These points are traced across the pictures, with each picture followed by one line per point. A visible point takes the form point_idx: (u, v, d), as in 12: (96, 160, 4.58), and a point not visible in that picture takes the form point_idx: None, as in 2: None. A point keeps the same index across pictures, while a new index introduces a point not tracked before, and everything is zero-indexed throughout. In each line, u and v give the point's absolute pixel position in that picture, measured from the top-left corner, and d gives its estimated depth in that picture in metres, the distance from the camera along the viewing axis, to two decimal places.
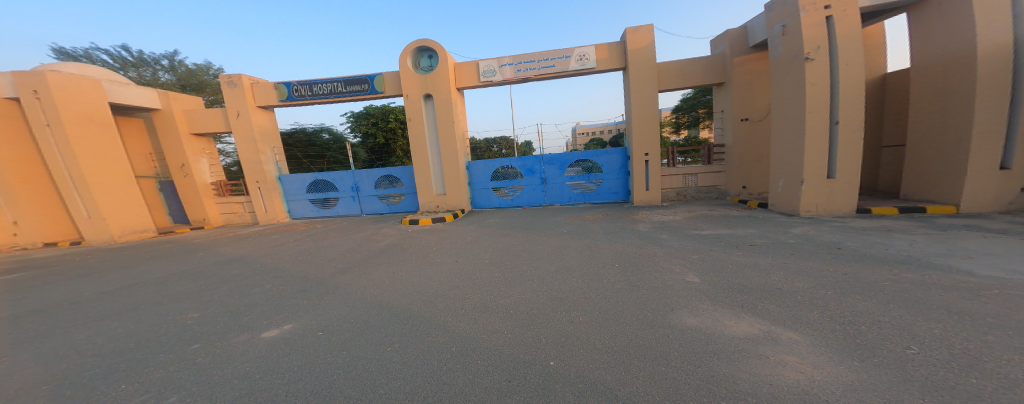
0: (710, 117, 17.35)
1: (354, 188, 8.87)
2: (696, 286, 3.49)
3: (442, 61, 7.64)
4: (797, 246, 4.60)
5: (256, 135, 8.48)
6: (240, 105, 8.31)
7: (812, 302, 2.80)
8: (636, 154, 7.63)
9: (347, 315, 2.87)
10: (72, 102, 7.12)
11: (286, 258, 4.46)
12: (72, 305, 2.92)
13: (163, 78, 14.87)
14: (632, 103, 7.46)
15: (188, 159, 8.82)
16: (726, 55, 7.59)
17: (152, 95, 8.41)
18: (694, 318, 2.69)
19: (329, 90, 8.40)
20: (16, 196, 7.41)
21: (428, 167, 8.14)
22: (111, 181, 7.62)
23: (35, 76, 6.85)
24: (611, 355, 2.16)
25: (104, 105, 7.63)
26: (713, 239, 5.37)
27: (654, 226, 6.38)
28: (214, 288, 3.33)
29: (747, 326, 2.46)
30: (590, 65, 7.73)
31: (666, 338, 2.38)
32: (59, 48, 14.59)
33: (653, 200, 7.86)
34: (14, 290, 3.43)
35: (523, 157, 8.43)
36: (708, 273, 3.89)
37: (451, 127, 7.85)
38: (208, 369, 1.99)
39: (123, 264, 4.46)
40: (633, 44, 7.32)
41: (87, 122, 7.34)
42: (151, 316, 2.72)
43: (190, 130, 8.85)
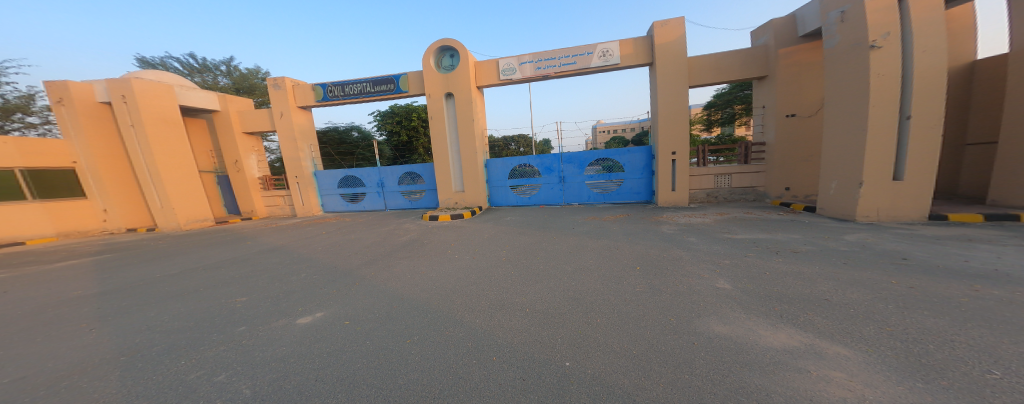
0: (748, 114, 15.86)
1: (379, 184, 9.38)
2: (726, 293, 3.32)
3: (463, 60, 7.77)
4: (849, 254, 4.18)
5: (296, 133, 9.21)
6: (283, 106, 9.06)
7: (868, 317, 2.56)
8: (662, 153, 7.26)
9: (372, 306, 3.13)
10: (151, 105, 8.20)
11: (319, 249, 4.88)
12: (146, 287, 3.42)
13: (222, 82, 16.52)
14: (660, 100, 7.05)
15: (240, 155, 9.80)
16: (770, 46, 6.93)
17: (212, 98, 9.46)
18: (723, 326, 2.59)
19: (359, 91, 8.86)
20: (106, 187, 8.65)
21: (447, 165, 8.37)
22: (178, 175, 8.69)
23: (123, 83, 7.97)
24: (630, 359, 2.16)
25: (174, 108, 8.70)
26: (748, 244, 5.02)
27: (680, 228, 6.11)
28: (257, 275, 3.76)
29: (787, 338, 2.32)
30: (613, 61, 7.44)
31: (691, 345, 2.33)
32: (141, 58, 16.77)
33: (680, 202, 7.46)
34: (105, 270, 4.12)
35: (541, 155, 8.39)
36: (740, 279, 3.68)
37: (470, 125, 7.98)
38: (251, 351, 2.29)
39: (185, 250, 5.14)
40: (661, 38, 6.90)
41: (161, 122, 8.41)
42: (206, 299, 3.14)
43: (242, 129, 9.82)
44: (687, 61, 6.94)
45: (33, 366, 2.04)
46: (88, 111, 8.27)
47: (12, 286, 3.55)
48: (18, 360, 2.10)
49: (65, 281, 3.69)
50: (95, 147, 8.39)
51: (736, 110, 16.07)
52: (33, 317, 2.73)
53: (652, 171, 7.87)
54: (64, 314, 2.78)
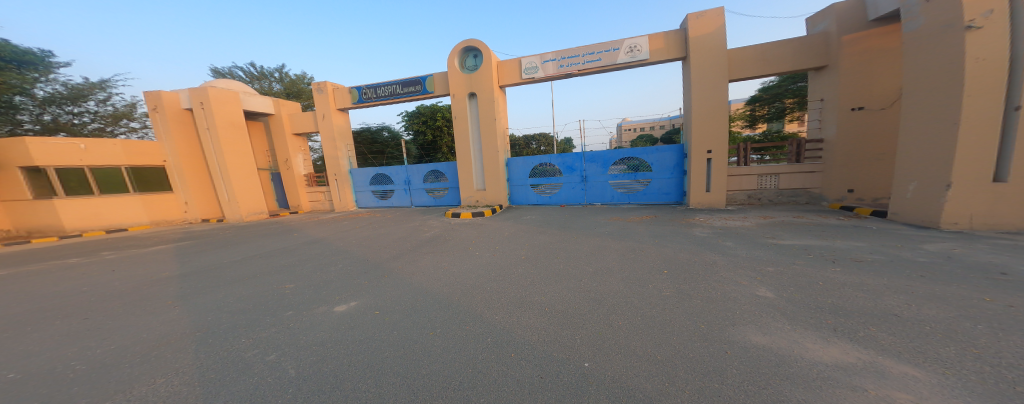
0: (802, 109, 13.30)
1: (406, 182, 9.93)
2: (767, 302, 3.12)
3: (486, 60, 7.88)
4: (927, 266, 3.65)
5: (335, 134, 9.98)
6: (325, 108, 9.85)
7: (948, 336, 2.26)
8: (695, 152, 6.82)
9: (398, 297, 3.43)
10: (222, 110, 9.44)
11: (354, 242, 5.37)
12: (216, 271, 4.07)
13: (275, 88, 18.25)
14: (694, 97, 6.65)
15: (290, 154, 10.85)
16: (831, 33, 6.19)
17: (269, 102, 10.57)
18: (761, 336, 2.46)
19: (389, 93, 9.32)
20: (187, 183, 10.07)
21: (470, 163, 8.61)
22: (241, 173, 9.88)
23: (200, 91, 9.23)
24: (653, 364, 2.17)
25: (239, 112, 9.88)
26: (797, 251, 4.59)
27: (715, 232, 5.75)
28: (302, 264, 4.27)
29: (840, 353, 2.13)
30: (642, 57, 7.06)
31: (723, 354, 2.25)
32: (214, 68, 19.10)
33: (715, 203, 6.94)
34: (186, 254, 4.95)
35: (563, 154, 8.31)
36: (785, 288, 3.41)
37: (492, 125, 8.12)
38: (297, 334, 2.66)
39: (246, 239, 5.92)
40: (695, 31, 6.49)
41: (229, 126, 9.61)
42: (262, 284, 3.67)
43: (292, 131, 10.87)
44: (727, 54, 6.45)
45: (134, 336, 2.58)
46: (175, 116, 9.71)
47: (121, 265, 4.38)
48: (125, 330, 2.65)
49: (158, 262, 4.51)
50: (180, 148, 9.83)
51: (786, 104, 13.49)
52: (135, 293, 3.39)
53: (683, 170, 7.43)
54: (156, 292, 3.41)
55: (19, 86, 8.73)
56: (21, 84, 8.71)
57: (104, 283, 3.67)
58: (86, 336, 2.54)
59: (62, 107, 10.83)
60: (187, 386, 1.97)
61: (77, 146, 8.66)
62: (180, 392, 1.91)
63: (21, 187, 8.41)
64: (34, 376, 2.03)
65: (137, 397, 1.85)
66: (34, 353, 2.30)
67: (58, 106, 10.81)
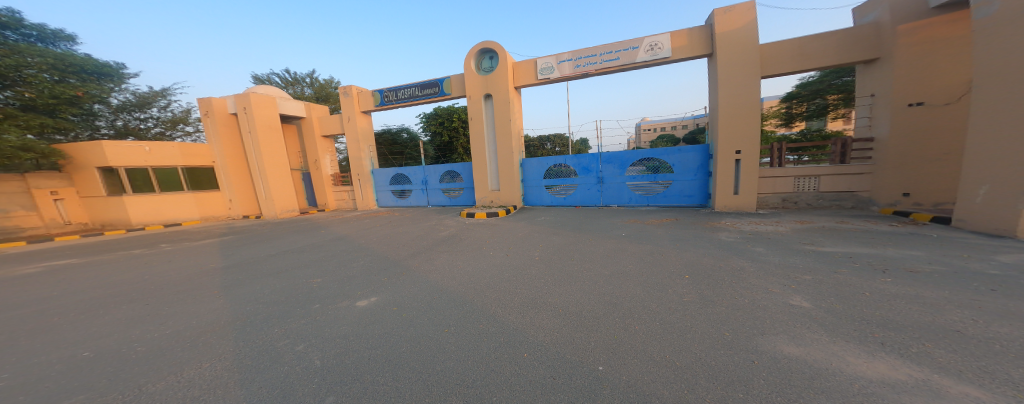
0: (849, 106, 11.45)
1: (424, 182, 10.28)
2: (803, 312, 2.93)
3: (502, 61, 8.12)
4: (998, 280, 3.24)
5: (359, 135, 10.48)
6: (350, 110, 10.37)
7: (1021, 357, 2.02)
8: (723, 152, 6.68)
9: (416, 294, 3.62)
10: (261, 115, 10.27)
11: (375, 239, 5.67)
12: (254, 264, 4.49)
13: (306, 92, 19.41)
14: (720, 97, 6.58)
15: (318, 155, 11.54)
16: (884, 22, 5.82)
17: (301, 106, 11.32)
18: (794, 347, 2.33)
19: (409, 95, 9.76)
20: (231, 182, 11.03)
21: (485, 164, 8.89)
22: (276, 173, 10.68)
23: (243, 97, 10.08)
24: (672, 370, 2.14)
25: (275, 116, 10.65)
26: (840, 259, 4.22)
27: (742, 238, 5.47)
28: (329, 259, 4.60)
29: (888, 369, 1.96)
30: (663, 55, 7.07)
31: (750, 363, 2.16)
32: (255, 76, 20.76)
33: (746, 206, 6.72)
34: (229, 248, 5.51)
35: (578, 155, 8.37)
36: (824, 298, 3.17)
37: (507, 125, 8.35)
38: (324, 326, 2.91)
39: (279, 235, 6.45)
40: (723, 27, 6.41)
41: (267, 129, 10.42)
42: (294, 277, 4.01)
43: (321, 133, 11.56)
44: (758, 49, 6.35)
45: (186, 321, 2.95)
46: (222, 121, 10.65)
47: (176, 256, 4.96)
48: (178, 317, 3.03)
49: (206, 255, 5.05)
50: (226, 150, 10.79)
51: (830, 101, 11.80)
52: (188, 282, 3.86)
53: (708, 172, 7.26)
54: (205, 282, 3.86)
55: (98, 95, 9.92)
56: (100, 93, 9.88)
57: (163, 272, 4.20)
58: (146, 321, 2.94)
59: (132, 114, 12.25)
60: (227, 371, 2.23)
61: (142, 149, 9.72)
62: (222, 376, 2.16)
63: (97, 186, 9.57)
64: (107, 355, 2.40)
65: (186, 379, 2.13)
66: (106, 333, 2.71)
67: (129, 112, 12.24)
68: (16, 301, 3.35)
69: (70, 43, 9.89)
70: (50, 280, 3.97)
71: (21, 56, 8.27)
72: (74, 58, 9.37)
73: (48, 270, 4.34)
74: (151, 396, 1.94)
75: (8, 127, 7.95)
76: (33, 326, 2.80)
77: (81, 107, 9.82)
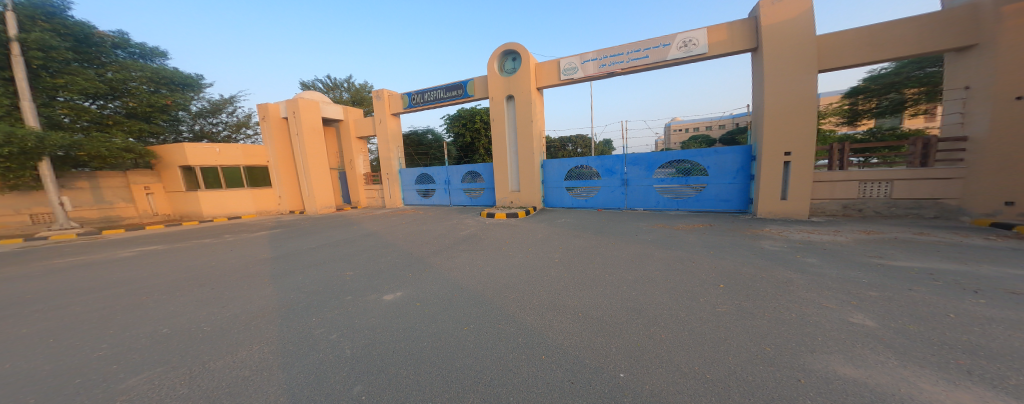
0: (933, 101, 8.15)
1: (446, 182, 10.72)
2: (865, 331, 2.59)
3: (525, 63, 8.38)
4: None
5: (389, 137, 11.12)
6: (381, 113, 11.04)
7: None
8: (770, 154, 6.35)
9: (438, 291, 3.81)
10: (308, 118, 11.44)
11: (400, 236, 6.04)
12: (298, 255, 5.02)
13: (344, 96, 20.96)
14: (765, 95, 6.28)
15: (353, 156, 12.45)
16: (983, 1, 5.12)
17: (339, 109, 12.33)
18: (851, 369, 2.08)
19: (435, 97, 10.23)
20: (281, 180, 12.27)
21: (506, 165, 9.13)
22: (318, 172, 11.74)
23: (292, 102, 11.23)
24: (700, 382, 2.04)
25: (316, 119, 11.71)
26: (918, 275, 3.65)
27: (789, 247, 4.99)
28: (360, 254, 5.01)
29: (976, 401, 1.67)
30: (698, 51, 6.95)
31: (796, 382, 1.97)
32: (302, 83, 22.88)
33: (795, 213, 6.28)
34: (277, 240, 6.18)
35: (602, 157, 8.43)
36: (893, 318, 2.77)
37: (529, 126, 8.53)
38: (354, 317, 3.19)
39: (318, 230, 7.09)
40: (769, 20, 6.12)
41: (311, 131, 11.51)
42: (331, 269, 4.43)
43: (356, 134, 12.48)
44: (815, 40, 5.94)
45: (243, 306, 3.41)
46: (275, 124, 11.87)
47: (235, 246, 5.70)
48: (237, 301, 3.52)
49: (258, 245, 5.73)
50: (277, 151, 12.05)
51: (907, 96, 8.52)
52: (245, 270, 4.43)
53: (749, 175, 7.01)
54: (258, 270, 4.41)
55: (184, 103, 11.43)
56: (184, 102, 11.35)
57: (225, 260, 4.85)
58: (212, 303, 3.45)
59: (206, 119, 14.37)
60: (274, 354, 2.55)
61: (213, 150, 11.17)
62: (269, 359, 2.48)
63: (178, 182, 11.05)
64: (182, 332, 2.88)
65: (241, 359, 2.48)
66: (180, 313, 3.24)
67: (204, 118, 14.32)
68: (119, 280, 4.09)
69: (163, 58, 11.52)
70: (140, 263, 4.76)
71: (123, 72, 9.88)
72: (164, 72, 10.88)
73: (139, 255, 5.22)
74: (210, 373, 2.29)
75: (115, 132, 9.68)
76: (127, 304, 3.42)
77: (170, 114, 11.35)
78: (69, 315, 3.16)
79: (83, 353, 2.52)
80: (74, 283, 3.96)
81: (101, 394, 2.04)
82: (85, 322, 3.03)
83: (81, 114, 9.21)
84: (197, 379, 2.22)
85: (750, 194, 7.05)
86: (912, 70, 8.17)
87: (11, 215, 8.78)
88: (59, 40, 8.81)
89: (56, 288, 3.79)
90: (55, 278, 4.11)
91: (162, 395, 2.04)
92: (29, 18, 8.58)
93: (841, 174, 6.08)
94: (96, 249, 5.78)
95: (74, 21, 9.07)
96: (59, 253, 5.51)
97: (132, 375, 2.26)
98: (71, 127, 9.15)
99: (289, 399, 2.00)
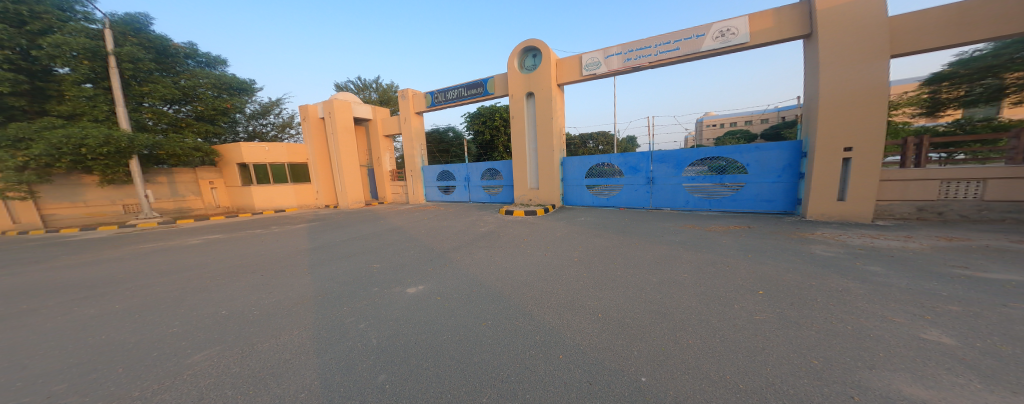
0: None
1: (467, 179, 10.96)
2: (941, 350, 2.24)
3: (546, 59, 8.30)
4: None
5: (413, 135, 11.52)
6: (406, 112, 11.46)
7: None
8: (827, 149, 5.72)
9: (458, 286, 3.95)
10: (341, 118, 12.27)
11: (423, 231, 6.31)
12: (332, 247, 5.45)
13: (373, 96, 22.06)
14: (820, 84, 5.69)
15: (380, 153, 13.10)
16: None
17: (369, 109, 13.03)
18: (919, 390, 1.82)
19: (456, 96, 10.42)
20: (319, 176, 13.30)
21: (525, 163, 9.08)
22: (349, 169, 12.57)
23: (328, 103, 12.09)
24: (730, 392, 1.92)
25: (348, 118, 12.49)
26: (1016, 288, 3.09)
27: (845, 252, 4.44)
28: (386, 247, 5.33)
29: None
30: (737, 41, 6.61)
31: (848, 401, 1.77)
32: (337, 85, 24.49)
33: (855, 215, 5.63)
34: (315, 232, 6.73)
35: (626, 154, 8.11)
36: (979, 336, 2.38)
37: (549, 123, 8.46)
38: (380, 308, 3.42)
39: (349, 223, 7.61)
40: (824, 3, 5.60)
41: (343, 130, 12.34)
42: (361, 261, 4.77)
43: (383, 133, 13.13)
44: (885, 16, 5.21)
45: (286, 293, 3.80)
46: (313, 123, 12.83)
47: (279, 237, 6.30)
48: (281, 288, 3.93)
49: (297, 237, 6.28)
50: (315, 148, 13.06)
51: (1009, 82, 5.67)
52: (288, 259, 4.91)
53: (797, 173, 6.39)
54: (299, 260, 4.87)
55: (241, 106, 12.87)
56: (241, 105, 12.71)
57: (271, 250, 5.39)
58: (261, 289, 3.89)
59: (257, 120, 15.93)
60: (310, 340, 2.82)
61: (264, 148, 12.31)
62: (304, 343, 2.76)
63: (235, 178, 12.45)
64: (237, 315, 3.28)
65: (284, 342, 2.78)
66: (236, 297, 3.70)
67: (256, 120, 15.89)
68: (187, 265, 4.71)
69: (224, 65, 12.89)
70: (202, 251, 5.43)
71: (193, 80, 11.30)
72: (226, 78, 12.22)
73: (204, 243, 5.99)
74: (258, 354, 2.60)
75: (186, 133, 11.12)
76: (195, 287, 3.96)
77: (230, 116, 12.78)
78: (151, 295, 3.73)
79: (160, 329, 2.98)
80: (155, 266, 4.65)
81: (174, 367, 2.41)
82: (163, 302, 3.56)
83: (161, 118, 10.58)
84: (247, 358, 2.54)
85: (798, 194, 6.43)
86: (1017, 51, 5.25)
87: (109, 205, 10.42)
88: (144, 53, 10.24)
89: (142, 271, 4.49)
90: (139, 263, 4.83)
91: (219, 372, 2.35)
92: (122, 34, 10.03)
93: (918, 171, 5.34)
94: (170, 236, 6.70)
95: (155, 35, 10.52)
96: (143, 240, 6.46)
97: (197, 352, 2.63)
98: (154, 129, 10.48)
99: (322, 384, 2.20)
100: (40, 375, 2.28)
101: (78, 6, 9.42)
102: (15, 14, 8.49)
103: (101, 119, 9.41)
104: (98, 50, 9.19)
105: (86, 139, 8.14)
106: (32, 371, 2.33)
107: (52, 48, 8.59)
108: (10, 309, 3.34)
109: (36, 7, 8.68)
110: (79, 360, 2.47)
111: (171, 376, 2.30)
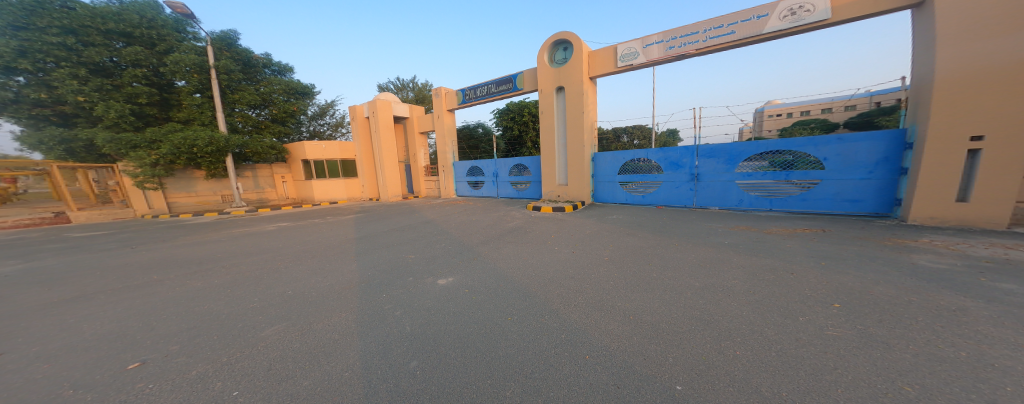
0: None
1: (496, 174, 11.09)
2: None
3: (578, 51, 7.86)
4: None
5: (444, 131, 11.89)
6: (439, 109, 11.85)
7: None
8: (945, 138, 4.55)
9: (485, 280, 4.07)
10: (383, 117, 13.26)
11: (453, 225, 6.61)
12: (375, 237, 6.00)
13: (409, 96, 23.28)
14: (937, 58, 4.52)
15: (416, 149, 13.91)
16: None
17: (406, 108, 13.88)
18: None
19: (485, 92, 10.46)
20: (365, 172, 14.56)
21: (554, 159, 8.81)
22: (389, 165, 13.57)
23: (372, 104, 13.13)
24: None
25: (388, 117, 13.43)
26: None
27: (965, 264, 3.52)
28: (419, 240, 5.70)
29: None
30: (811, 19, 5.66)
31: None
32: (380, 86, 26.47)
33: (984, 218, 4.45)
34: (363, 223, 7.45)
35: (666, 149, 7.44)
36: None
37: (580, 118, 8.06)
38: (415, 297, 3.68)
39: (389, 216, 8.25)
40: None
41: (384, 128, 13.31)
42: (399, 251, 5.16)
43: (419, 130, 13.92)
44: None
45: (338, 278, 4.29)
46: (359, 123, 14.05)
47: (334, 227, 7.11)
48: (335, 273, 4.46)
49: (347, 227, 7.03)
50: (362, 146, 14.33)
51: None
52: (339, 247, 5.54)
53: (896, 168, 5.25)
54: (348, 248, 5.45)
55: (305, 109, 14.52)
56: (305, 108, 14.35)
57: (326, 238, 6.11)
58: (319, 273, 4.46)
59: (317, 121, 18.05)
60: (354, 322, 3.17)
61: (322, 146, 13.88)
62: (348, 325, 3.12)
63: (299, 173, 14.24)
64: (299, 295, 3.82)
65: (333, 322, 3.18)
66: (300, 279, 4.30)
67: (316, 120, 18.04)
68: (262, 249, 5.58)
69: (292, 72, 14.54)
70: (273, 237, 6.36)
71: (269, 87, 13.10)
72: (293, 83, 13.82)
73: (276, 230, 7.02)
74: (314, 332, 3.01)
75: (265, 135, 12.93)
76: (270, 268, 4.69)
77: (297, 118, 14.51)
78: (239, 273, 4.52)
79: (244, 304, 3.61)
80: (240, 249, 5.58)
81: (252, 338, 2.91)
82: (247, 279, 4.29)
83: (248, 120, 12.48)
84: (306, 335, 2.95)
85: (897, 193, 5.28)
86: None
87: (212, 195, 12.90)
88: (235, 65, 12.19)
89: (232, 252, 5.43)
90: (228, 245, 5.83)
91: (284, 346, 2.78)
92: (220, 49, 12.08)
93: None
94: (252, 224, 7.95)
95: (242, 49, 12.39)
96: (234, 226, 7.81)
97: (269, 327, 3.12)
98: (243, 130, 12.38)
99: (363, 365, 2.46)
100: (162, 336, 2.94)
101: (189, 28, 11.65)
102: (148, 38, 10.65)
103: (207, 123, 11.49)
104: (203, 64, 11.11)
105: (196, 141, 10.00)
106: (158, 331, 3.02)
107: (173, 65, 10.56)
108: (147, 279, 4.32)
109: (162, 30, 10.88)
110: (188, 326, 3.12)
111: (249, 346, 2.78)
